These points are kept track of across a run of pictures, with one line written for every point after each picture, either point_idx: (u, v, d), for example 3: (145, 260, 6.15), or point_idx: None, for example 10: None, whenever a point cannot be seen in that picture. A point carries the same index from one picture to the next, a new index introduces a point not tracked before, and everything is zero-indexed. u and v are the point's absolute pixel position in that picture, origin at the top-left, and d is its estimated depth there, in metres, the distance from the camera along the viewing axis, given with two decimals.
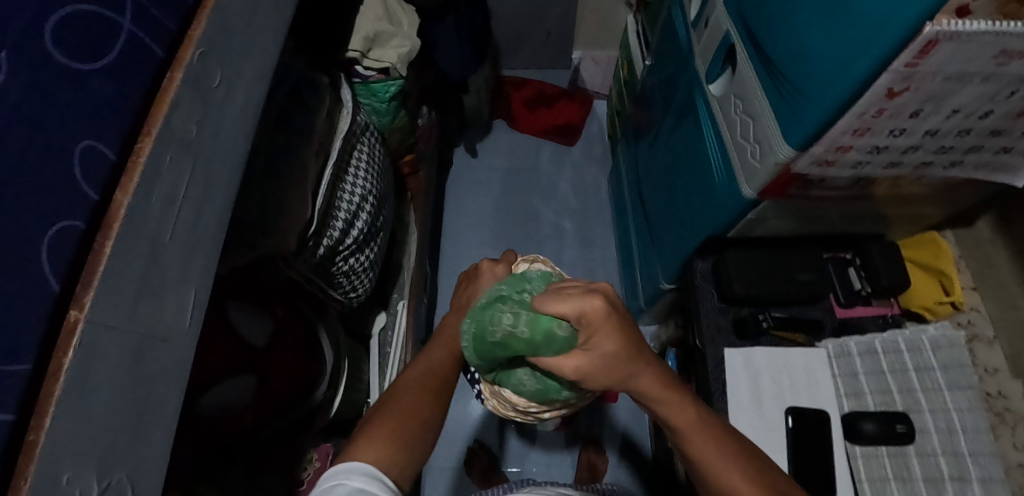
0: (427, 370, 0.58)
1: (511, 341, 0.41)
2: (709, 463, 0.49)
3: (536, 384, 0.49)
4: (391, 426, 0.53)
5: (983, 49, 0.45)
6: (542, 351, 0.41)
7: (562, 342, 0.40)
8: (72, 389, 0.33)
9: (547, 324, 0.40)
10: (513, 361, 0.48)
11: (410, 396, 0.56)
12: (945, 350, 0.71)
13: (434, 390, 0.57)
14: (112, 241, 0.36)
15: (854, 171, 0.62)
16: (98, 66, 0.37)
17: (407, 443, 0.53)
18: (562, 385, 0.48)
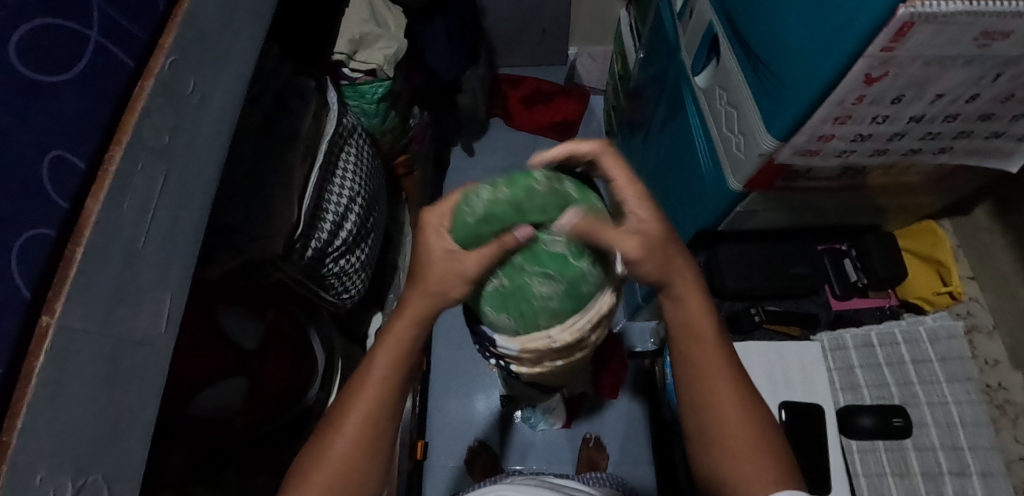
0: (365, 409, 0.43)
1: (494, 210, 0.38)
2: (720, 417, 0.47)
3: (561, 296, 0.41)
4: (325, 487, 0.42)
5: (963, 31, 0.43)
6: (536, 194, 0.38)
7: (543, 197, 0.38)
8: (45, 392, 0.34)
9: (525, 181, 0.39)
10: (516, 273, 0.41)
11: (345, 441, 0.42)
12: (944, 342, 0.69)
13: (378, 420, 0.43)
14: (83, 249, 0.37)
15: (841, 160, 0.60)
16: (66, 78, 0.38)
17: None
18: (586, 281, 0.41)
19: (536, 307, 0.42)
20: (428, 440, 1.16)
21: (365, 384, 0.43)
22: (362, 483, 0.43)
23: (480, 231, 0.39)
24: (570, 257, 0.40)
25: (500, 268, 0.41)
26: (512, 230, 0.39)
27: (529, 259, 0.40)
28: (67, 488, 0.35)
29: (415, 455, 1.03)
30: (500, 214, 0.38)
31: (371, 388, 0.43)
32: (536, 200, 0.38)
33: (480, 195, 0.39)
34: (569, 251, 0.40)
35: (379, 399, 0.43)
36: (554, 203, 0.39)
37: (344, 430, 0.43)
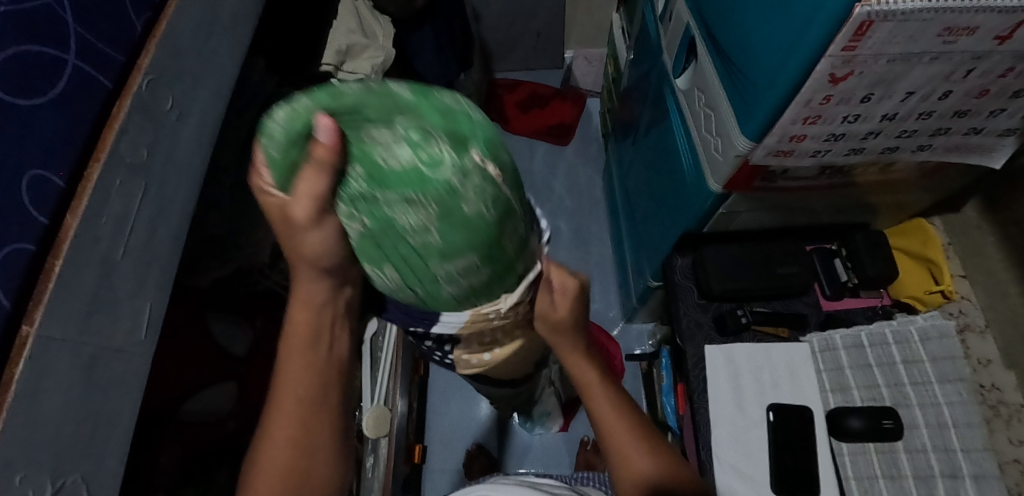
0: (298, 392, 0.44)
1: (292, 122, 0.29)
2: (615, 433, 0.56)
3: (440, 227, 0.30)
4: (278, 468, 0.44)
5: (924, 28, 0.43)
6: (342, 106, 0.29)
7: (355, 94, 0.29)
8: (23, 397, 0.36)
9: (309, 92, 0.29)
10: (372, 203, 0.31)
11: (285, 424, 0.44)
12: (934, 341, 0.67)
13: (311, 407, 0.44)
14: (62, 261, 0.39)
15: (817, 160, 0.60)
16: (44, 99, 0.40)
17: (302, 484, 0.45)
18: (466, 200, 0.29)
19: (412, 252, 0.33)
20: (427, 444, 1.17)
21: (287, 377, 0.44)
22: (314, 458, 0.45)
23: (293, 161, 0.31)
24: (417, 173, 0.28)
25: (349, 204, 0.32)
26: (316, 137, 0.29)
27: (367, 184, 0.30)
28: (45, 489, 0.37)
29: (413, 459, 1.05)
30: (294, 143, 0.30)
31: (293, 377, 0.44)
32: (353, 116, 0.29)
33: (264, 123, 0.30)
34: (411, 168, 0.28)
35: (313, 381, 0.44)
36: (372, 110, 0.28)
37: (284, 410, 0.44)
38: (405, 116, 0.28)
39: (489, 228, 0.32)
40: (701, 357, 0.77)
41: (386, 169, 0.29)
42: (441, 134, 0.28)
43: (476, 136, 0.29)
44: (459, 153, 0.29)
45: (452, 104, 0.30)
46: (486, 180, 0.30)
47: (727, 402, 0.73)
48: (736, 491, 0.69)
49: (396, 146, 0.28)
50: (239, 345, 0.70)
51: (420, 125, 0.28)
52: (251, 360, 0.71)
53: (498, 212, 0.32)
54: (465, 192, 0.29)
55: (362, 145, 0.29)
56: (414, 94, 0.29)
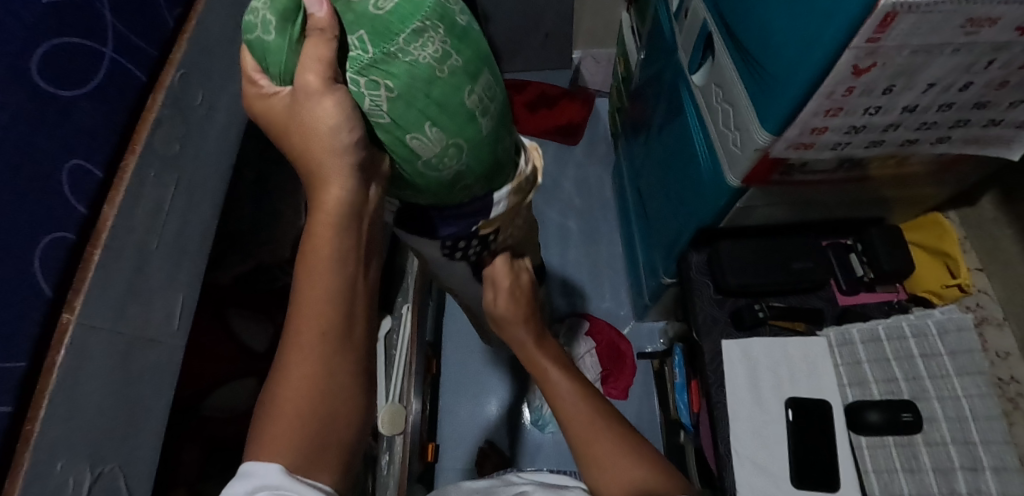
0: (320, 301, 0.39)
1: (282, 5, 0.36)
2: (576, 413, 0.57)
3: (451, 92, 0.39)
4: (293, 403, 0.38)
5: (947, 19, 0.43)
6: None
7: None
8: (65, 384, 0.36)
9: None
10: (388, 69, 0.37)
11: (304, 347, 0.39)
12: (952, 334, 0.67)
13: (334, 317, 0.40)
14: (100, 250, 0.40)
15: (836, 153, 0.61)
16: (85, 91, 0.40)
17: (322, 417, 0.39)
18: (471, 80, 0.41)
19: (421, 113, 0.39)
20: (439, 443, 1.17)
21: (309, 286, 0.39)
22: (335, 398, 0.40)
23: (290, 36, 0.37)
24: (408, 41, 0.37)
25: (359, 71, 0.38)
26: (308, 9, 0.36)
27: (377, 49, 0.37)
28: (85, 477, 0.37)
29: (426, 457, 1.05)
30: (286, 18, 0.36)
31: (317, 285, 0.39)
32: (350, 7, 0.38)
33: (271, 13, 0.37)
34: (405, 32, 0.37)
35: (334, 290, 0.40)
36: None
37: (307, 325, 0.39)
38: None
39: (473, 78, 0.41)
40: (718, 351, 0.77)
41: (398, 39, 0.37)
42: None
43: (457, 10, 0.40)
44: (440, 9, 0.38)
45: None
46: (475, 51, 0.41)
47: (745, 396, 0.74)
48: (757, 485, 0.69)
49: (385, 15, 0.36)
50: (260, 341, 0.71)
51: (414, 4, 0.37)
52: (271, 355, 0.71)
53: (474, 60, 0.41)
54: (445, 52, 0.38)
55: (356, 30, 0.37)
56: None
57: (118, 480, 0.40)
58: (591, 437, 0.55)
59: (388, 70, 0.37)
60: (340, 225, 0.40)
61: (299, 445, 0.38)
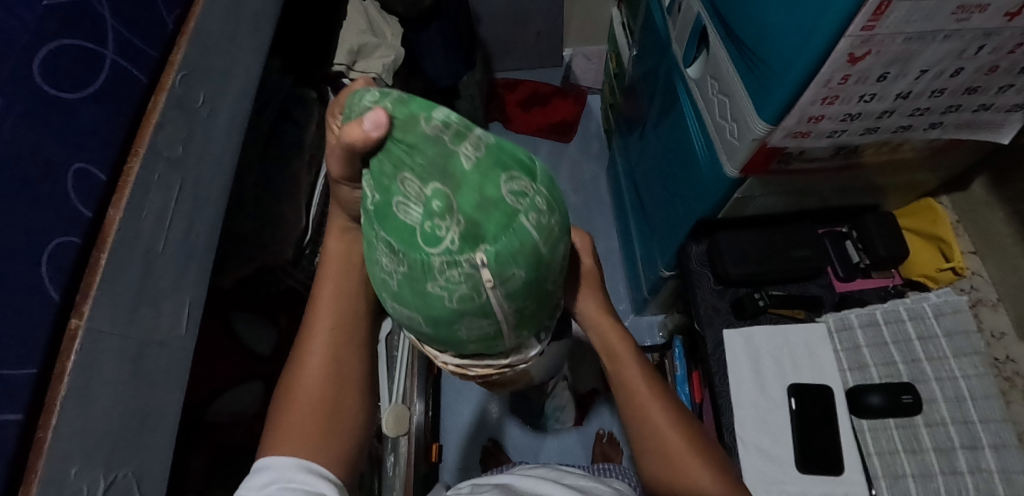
0: (330, 316, 0.49)
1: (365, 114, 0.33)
2: (637, 390, 0.56)
3: (400, 279, 0.35)
4: (303, 405, 0.46)
5: (939, 6, 0.44)
6: (443, 130, 0.31)
7: (431, 154, 0.31)
8: (76, 389, 0.36)
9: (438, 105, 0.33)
10: (373, 220, 0.34)
11: (319, 348, 0.48)
12: (948, 317, 0.69)
13: (342, 329, 0.49)
14: (106, 255, 0.39)
15: (832, 141, 0.62)
16: (85, 94, 0.40)
17: (332, 415, 0.47)
18: (439, 291, 0.34)
19: (382, 270, 0.36)
20: (443, 442, 1.17)
21: (321, 307, 0.49)
22: (342, 397, 0.48)
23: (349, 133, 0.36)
24: (414, 237, 0.32)
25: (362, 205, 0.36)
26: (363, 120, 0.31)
27: (378, 204, 0.33)
28: (99, 483, 0.37)
29: (431, 457, 1.05)
30: (354, 120, 0.34)
31: (329, 306, 0.49)
32: (419, 149, 0.31)
33: (369, 97, 0.34)
34: (425, 226, 0.32)
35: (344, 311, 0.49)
36: (451, 156, 0.31)
37: (317, 332, 0.49)
38: (444, 183, 0.31)
39: (456, 308, 0.35)
40: (721, 341, 0.78)
41: (391, 231, 0.33)
42: (481, 223, 0.32)
43: (510, 267, 0.34)
44: (476, 243, 0.32)
45: (522, 214, 0.33)
46: (488, 293, 0.34)
47: (749, 384, 0.74)
48: (763, 472, 0.70)
49: (428, 199, 0.32)
50: (264, 345, 0.70)
51: (448, 199, 0.31)
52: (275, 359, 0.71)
53: (470, 295, 0.34)
54: (443, 270, 0.33)
55: (398, 178, 0.32)
56: (506, 166, 0.33)
57: (132, 486, 0.39)
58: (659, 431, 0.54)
59: (386, 233, 0.33)
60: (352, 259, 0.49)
61: (310, 436, 0.45)
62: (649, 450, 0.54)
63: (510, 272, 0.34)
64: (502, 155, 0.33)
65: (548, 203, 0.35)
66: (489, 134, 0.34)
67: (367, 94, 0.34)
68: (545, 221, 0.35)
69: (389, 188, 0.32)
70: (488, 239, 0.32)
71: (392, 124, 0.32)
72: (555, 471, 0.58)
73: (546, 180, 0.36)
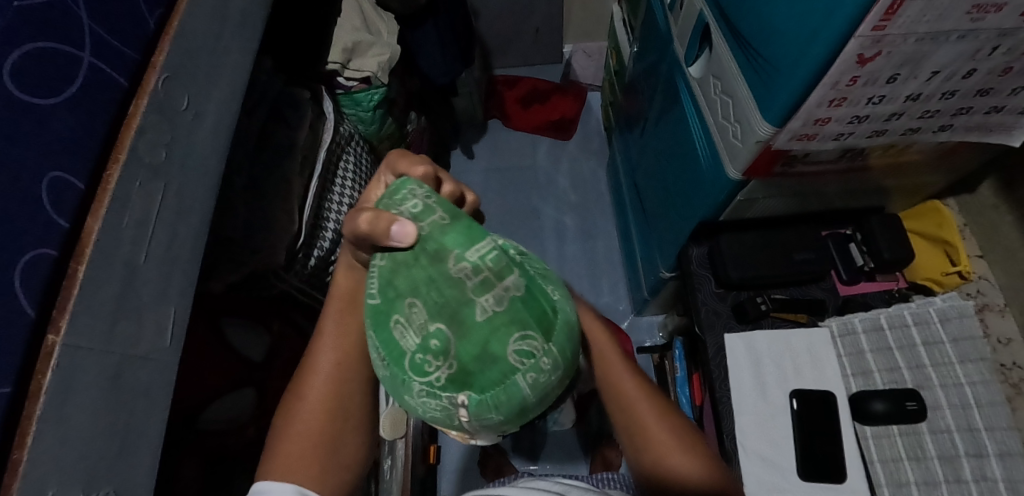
0: (336, 347, 0.53)
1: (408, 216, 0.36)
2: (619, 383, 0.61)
3: (385, 379, 0.36)
4: (303, 439, 0.51)
5: (954, 5, 0.42)
6: (471, 276, 0.32)
7: (444, 292, 0.32)
8: (53, 408, 0.34)
9: (479, 240, 0.33)
10: (373, 313, 0.36)
11: (324, 376, 0.53)
12: (954, 321, 0.68)
13: (347, 362, 0.53)
14: (84, 266, 0.38)
15: (839, 144, 0.60)
16: (61, 99, 0.38)
17: (330, 441, 0.52)
18: (408, 398, 0.35)
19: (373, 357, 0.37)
20: (441, 444, 1.16)
21: (328, 339, 0.53)
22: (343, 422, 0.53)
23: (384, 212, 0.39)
24: (404, 357, 0.34)
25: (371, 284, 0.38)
26: (395, 232, 0.34)
27: (380, 302, 0.35)
28: None
29: (429, 459, 1.04)
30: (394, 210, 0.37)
31: (335, 340, 0.53)
32: (439, 285, 0.32)
33: (412, 206, 0.36)
34: (417, 356, 0.33)
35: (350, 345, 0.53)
36: (464, 297, 0.32)
37: (324, 361, 0.53)
38: (450, 326, 0.32)
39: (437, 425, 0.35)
40: (722, 345, 0.77)
41: (385, 333, 0.34)
42: (477, 369, 0.32)
43: (489, 416, 0.33)
44: (468, 387, 0.33)
45: (519, 375, 0.32)
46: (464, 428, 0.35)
47: (750, 390, 0.73)
48: (764, 479, 0.69)
49: (429, 333, 0.33)
50: (257, 351, 0.69)
51: (447, 340, 0.32)
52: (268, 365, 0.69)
53: (450, 423, 0.34)
54: (428, 400, 0.34)
55: (408, 299, 0.33)
56: (523, 325, 0.32)
57: None
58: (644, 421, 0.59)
59: (379, 341, 0.35)
60: (352, 294, 0.53)
61: (310, 463, 0.50)
62: (640, 447, 0.59)
63: (495, 420, 0.34)
64: (520, 309, 0.33)
65: (558, 366, 0.33)
66: (524, 281, 0.34)
67: (413, 199, 0.37)
68: (548, 383, 0.33)
69: (393, 303, 0.34)
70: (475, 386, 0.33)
71: (421, 247, 0.34)
72: (560, 486, 0.57)
73: (567, 337, 0.34)
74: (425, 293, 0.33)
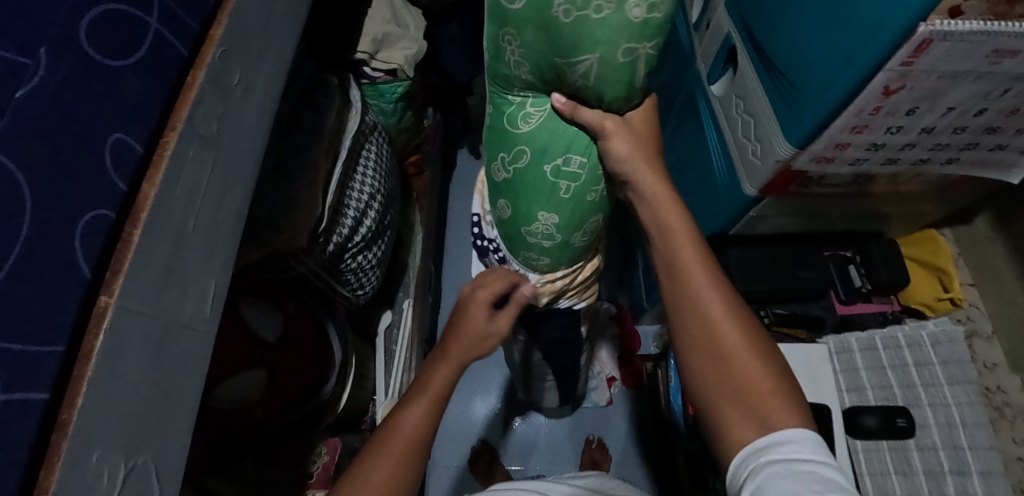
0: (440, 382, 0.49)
1: (515, 33, 0.43)
2: (703, 297, 0.46)
3: (598, 67, 0.42)
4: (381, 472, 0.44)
5: (977, 48, 0.46)
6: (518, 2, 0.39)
7: (517, 30, 0.42)
8: (103, 370, 0.33)
9: (513, 65, 0.47)
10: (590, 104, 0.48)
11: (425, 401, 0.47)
12: (945, 345, 0.73)
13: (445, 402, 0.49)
14: (139, 231, 0.37)
15: (853, 168, 0.63)
16: (126, 63, 0.39)
17: (415, 453, 0.46)
18: (589, 25, 0.39)
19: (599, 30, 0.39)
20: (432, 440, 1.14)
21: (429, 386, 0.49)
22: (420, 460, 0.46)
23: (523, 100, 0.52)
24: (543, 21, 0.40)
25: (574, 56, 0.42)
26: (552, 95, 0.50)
27: (529, 27, 0.41)
28: (119, 469, 0.34)
29: None
30: (526, 64, 0.46)
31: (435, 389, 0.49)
32: (497, 41, 0.46)
33: (514, 38, 0.43)
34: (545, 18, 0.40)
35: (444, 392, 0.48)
36: None
37: (423, 396, 0.48)
38: (513, 45, 0.44)
39: (544, 41, 0.42)
40: None
41: (558, 42, 0.41)
42: (507, 26, 0.43)
43: (527, 30, 0.42)
44: (563, 35, 0.40)
45: (562, 182, 0.55)
46: (507, 34, 0.44)
47: None
48: None
49: (586, 70, 0.43)
50: (270, 332, 0.68)
51: (512, 55, 0.46)
52: (281, 347, 0.69)
53: (521, 234, 0.63)
54: (510, 41, 0.45)
55: (500, 35, 0.45)
56: (504, 49, 0.46)
57: (151, 474, 0.37)
58: (753, 392, 0.44)
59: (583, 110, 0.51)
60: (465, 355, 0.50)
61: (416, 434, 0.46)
62: (706, 360, 0.46)
63: (542, 244, 0.63)
64: None
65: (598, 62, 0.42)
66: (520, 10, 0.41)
67: (514, 67, 0.47)
68: (562, 203, 0.57)
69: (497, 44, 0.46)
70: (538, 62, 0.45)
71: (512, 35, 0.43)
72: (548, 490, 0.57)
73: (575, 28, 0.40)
74: (524, 52, 0.45)
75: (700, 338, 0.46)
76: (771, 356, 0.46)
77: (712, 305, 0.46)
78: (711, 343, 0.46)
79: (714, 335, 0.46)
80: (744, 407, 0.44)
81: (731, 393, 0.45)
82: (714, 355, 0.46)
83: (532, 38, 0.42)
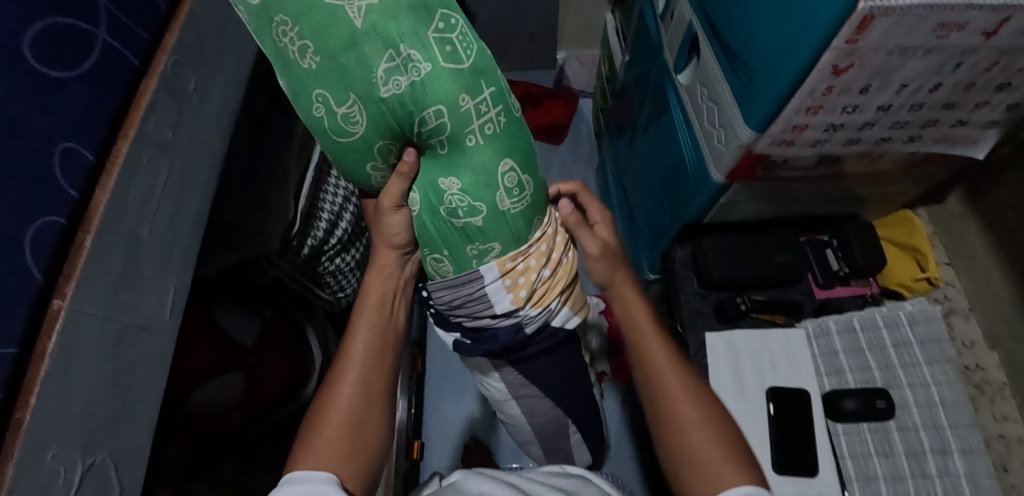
0: (370, 319, 0.53)
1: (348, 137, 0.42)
2: (664, 376, 0.54)
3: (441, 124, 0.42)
4: (331, 434, 0.48)
5: (921, 22, 0.46)
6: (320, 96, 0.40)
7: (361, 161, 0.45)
8: (55, 371, 0.34)
9: (349, 124, 0.41)
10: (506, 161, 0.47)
11: (360, 343, 0.52)
12: (922, 324, 0.73)
13: (384, 333, 0.53)
14: (91, 236, 0.38)
15: (815, 150, 0.63)
16: (74, 73, 0.39)
17: (370, 403, 0.50)
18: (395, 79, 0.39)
19: (422, 89, 0.40)
20: (425, 439, 1.14)
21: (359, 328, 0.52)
22: (369, 406, 0.50)
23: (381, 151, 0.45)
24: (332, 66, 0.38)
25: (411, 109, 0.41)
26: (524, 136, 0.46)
27: (368, 123, 0.41)
28: (76, 467, 0.35)
29: (415, 456, 1.01)
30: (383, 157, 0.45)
31: (363, 329, 0.52)
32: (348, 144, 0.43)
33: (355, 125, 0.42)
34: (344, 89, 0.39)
35: (376, 331, 0.53)
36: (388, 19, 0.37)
37: (358, 336, 0.52)
38: (337, 104, 0.40)
39: (364, 113, 0.41)
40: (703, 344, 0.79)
41: (382, 119, 0.41)
42: (337, 99, 0.40)
43: (356, 108, 0.40)
44: (388, 105, 0.40)
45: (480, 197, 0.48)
46: (341, 120, 0.41)
47: (730, 385, 0.75)
48: None
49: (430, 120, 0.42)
50: (246, 335, 0.70)
51: (353, 125, 0.41)
52: (258, 349, 0.71)
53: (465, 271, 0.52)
54: (337, 113, 0.41)
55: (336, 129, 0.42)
56: (333, 120, 0.41)
57: (110, 471, 0.38)
58: (701, 461, 0.49)
59: (442, 117, 0.42)
60: (395, 268, 0.55)
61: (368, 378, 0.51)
62: (662, 421, 0.53)
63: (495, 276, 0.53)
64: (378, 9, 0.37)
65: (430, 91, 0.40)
66: (362, 135, 0.42)
67: (344, 125, 0.41)
68: (483, 232, 0.49)
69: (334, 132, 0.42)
70: (363, 97, 0.39)
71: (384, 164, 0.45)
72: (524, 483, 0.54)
73: (398, 96, 0.40)
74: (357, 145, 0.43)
75: (661, 412, 0.53)
76: (727, 434, 0.51)
77: (664, 376, 0.54)
78: (666, 417, 0.52)
79: (671, 406, 0.52)
80: (700, 477, 0.49)
81: (683, 458, 0.50)
82: (674, 428, 0.52)
83: (360, 122, 0.41)
